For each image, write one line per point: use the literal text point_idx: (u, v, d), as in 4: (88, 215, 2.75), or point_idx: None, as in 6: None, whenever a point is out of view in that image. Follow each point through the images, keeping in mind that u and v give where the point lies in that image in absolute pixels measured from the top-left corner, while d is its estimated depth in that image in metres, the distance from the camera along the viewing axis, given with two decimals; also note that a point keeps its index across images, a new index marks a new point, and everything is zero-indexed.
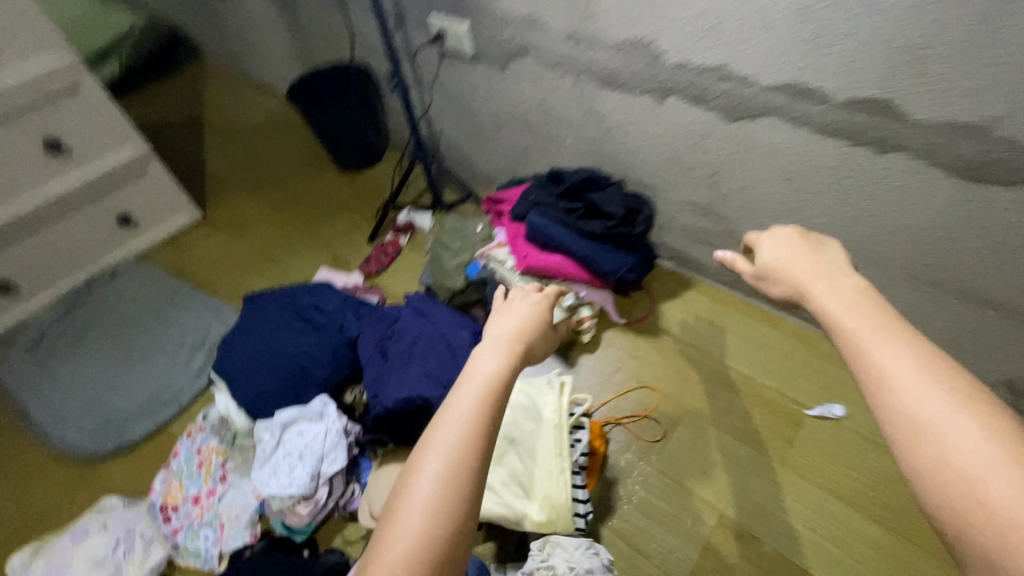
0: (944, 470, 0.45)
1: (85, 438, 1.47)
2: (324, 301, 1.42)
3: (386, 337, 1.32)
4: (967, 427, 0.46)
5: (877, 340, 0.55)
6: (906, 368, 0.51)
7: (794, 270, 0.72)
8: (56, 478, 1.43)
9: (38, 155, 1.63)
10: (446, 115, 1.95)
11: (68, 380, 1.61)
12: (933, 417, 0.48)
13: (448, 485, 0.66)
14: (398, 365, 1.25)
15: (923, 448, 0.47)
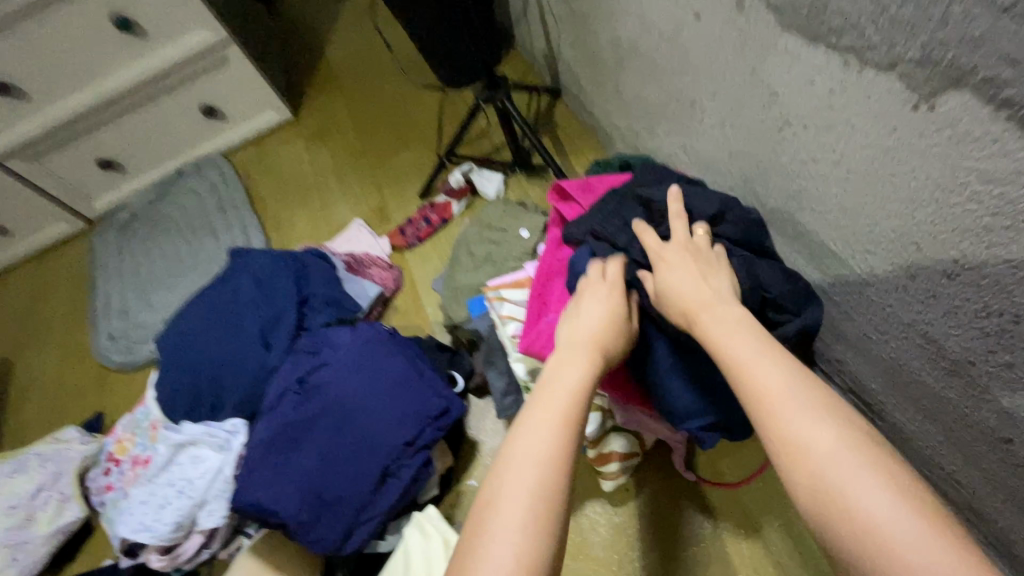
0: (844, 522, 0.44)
1: (109, 341, 1.50)
2: (273, 293, 1.08)
3: (298, 385, 0.91)
4: (862, 467, 0.45)
5: (762, 365, 0.54)
6: (810, 420, 0.49)
7: (690, 293, 0.64)
8: (84, 368, 1.50)
9: (118, 33, 1.53)
10: (562, 28, 1.25)
11: (129, 271, 1.66)
12: (825, 454, 0.47)
13: (541, 523, 0.50)
14: (284, 442, 0.85)
15: (804, 486, 0.47)
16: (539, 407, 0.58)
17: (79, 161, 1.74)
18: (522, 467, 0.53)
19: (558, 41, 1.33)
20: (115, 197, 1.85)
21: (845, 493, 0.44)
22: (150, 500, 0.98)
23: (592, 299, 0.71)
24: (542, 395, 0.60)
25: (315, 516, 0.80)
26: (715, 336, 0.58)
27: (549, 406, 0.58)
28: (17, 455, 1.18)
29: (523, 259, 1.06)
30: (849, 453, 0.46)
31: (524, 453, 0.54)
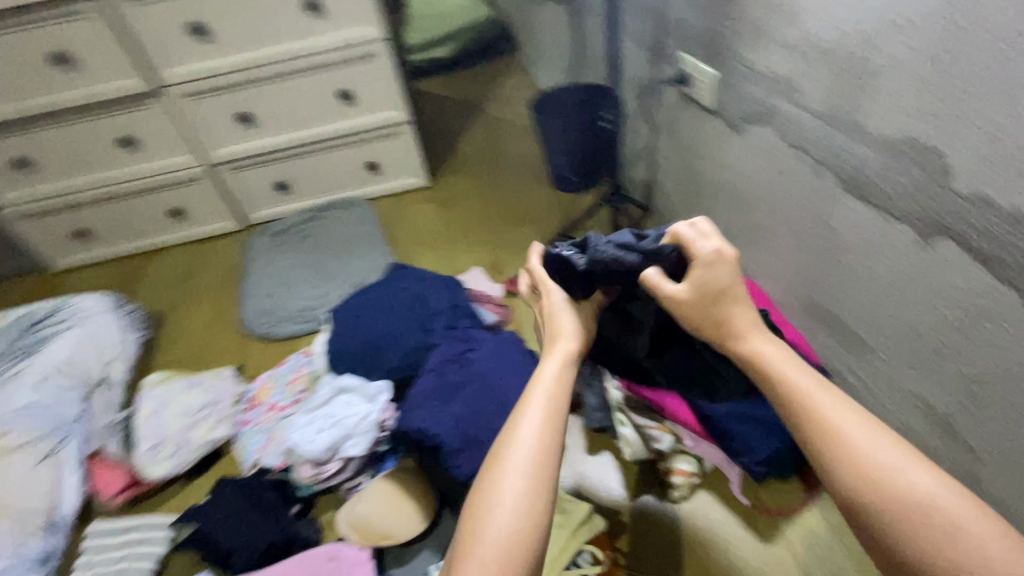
0: (876, 477, 0.62)
1: (255, 315, 1.84)
2: (433, 294, 1.43)
3: (441, 361, 1.23)
4: (926, 477, 0.61)
5: (818, 394, 0.69)
6: (843, 412, 0.67)
7: (739, 307, 0.80)
8: (227, 334, 1.83)
9: (334, 100, 2.05)
10: (668, 166, 1.72)
11: (277, 268, 2.05)
12: (896, 468, 0.62)
13: (529, 493, 0.69)
14: (432, 397, 1.15)
15: (882, 492, 0.61)
16: (525, 405, 0.77)
17: (261, 179, 2.21)
18: (517, 450, 0.71)
19: (660, 174, 1.79)
20: (274, 212, 2.30)
21: (871, 458, 0.63)
22: (310, 425, 1.25)
23: (564, 318, 0.91)
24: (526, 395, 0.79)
25: (451, 450, 1.08)
26: (773, 365, 0.74)
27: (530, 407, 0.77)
28: (186, 379, 1.46)
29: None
30: (923, 473, 0.61)
31: (511, 441, 0.73)
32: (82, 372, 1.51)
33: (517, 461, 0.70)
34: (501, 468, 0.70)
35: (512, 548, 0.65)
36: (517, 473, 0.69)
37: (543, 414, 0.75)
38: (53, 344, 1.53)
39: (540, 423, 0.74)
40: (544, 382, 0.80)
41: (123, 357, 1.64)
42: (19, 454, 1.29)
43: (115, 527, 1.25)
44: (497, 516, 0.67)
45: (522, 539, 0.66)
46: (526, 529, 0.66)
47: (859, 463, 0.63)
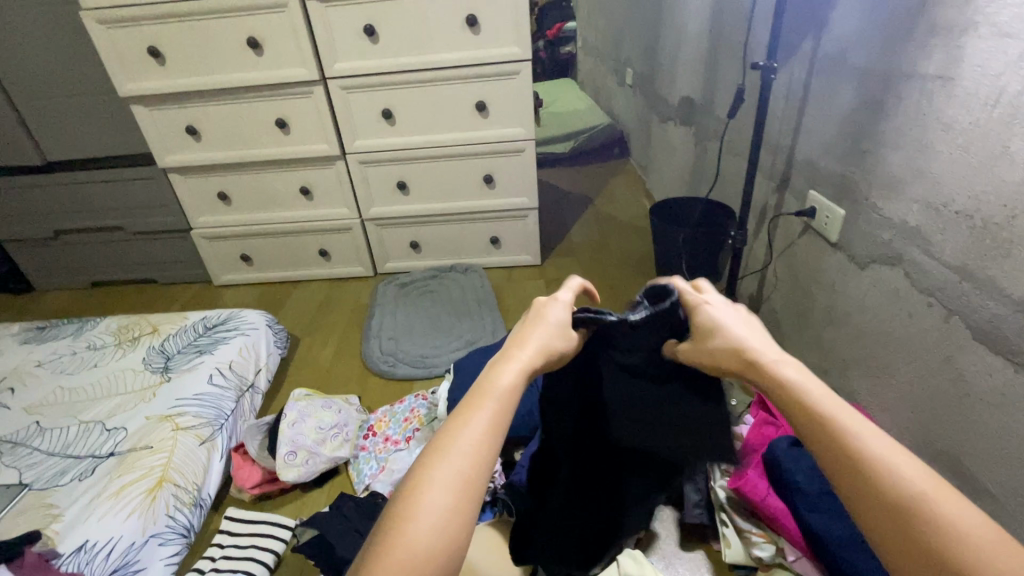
0: (907, 494, 0.59)
1: (378, 354, 2.07)
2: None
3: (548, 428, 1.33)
4: (958, 506, 0.58)
5: (838, 407, 0.66)
6: (872, 432, 0.64)
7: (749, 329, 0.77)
8: (351, 365, 2.06)
9: (478, 181, 2.37)
10: (779, 285, 1.82)
11: (400, 315, 2.30)
12: (925, 493, 0.59)
13: (461, 505, 0.65)
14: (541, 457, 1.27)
15: (917, 515, 0.58)
16: (472, 408, 0.72)
17: (399, 236, 2.54)
18: (450, 458, 0.67)
19: (771, 291, 1.88)
20: (402, 265, 2.61)
21: (899, 475, 0.60)
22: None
23: (547, 318, 0.87)
24: (473, 400, 0.73)
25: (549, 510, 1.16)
26: (788, 375, 0.70)
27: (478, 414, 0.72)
28: (324, 398, 1.66)
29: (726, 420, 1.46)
30: (950, 502, 0.58)
31: (446, 451, 0.68)
32: (240, 375, 1.76)
33: (451, 471, 0.66)
34: (428, 477, 0.66)
35: (425, 563, 0.61)
36: (446, 485, 0.65)
37: (489, 424, 0.71)
38: (224, 346, 1.80)
39: (478, 435, 0.70)
40: (498, 388, 0.74)
41: (267, 369, 1.90)
42: (187, 433, 1.50)
43: (248, 517, 1.42)
44: (414, 527, 0.63)
45: (431, 559, 0.62)
46: (438, 547, 0.62)
47: (890, 479, 0.60)
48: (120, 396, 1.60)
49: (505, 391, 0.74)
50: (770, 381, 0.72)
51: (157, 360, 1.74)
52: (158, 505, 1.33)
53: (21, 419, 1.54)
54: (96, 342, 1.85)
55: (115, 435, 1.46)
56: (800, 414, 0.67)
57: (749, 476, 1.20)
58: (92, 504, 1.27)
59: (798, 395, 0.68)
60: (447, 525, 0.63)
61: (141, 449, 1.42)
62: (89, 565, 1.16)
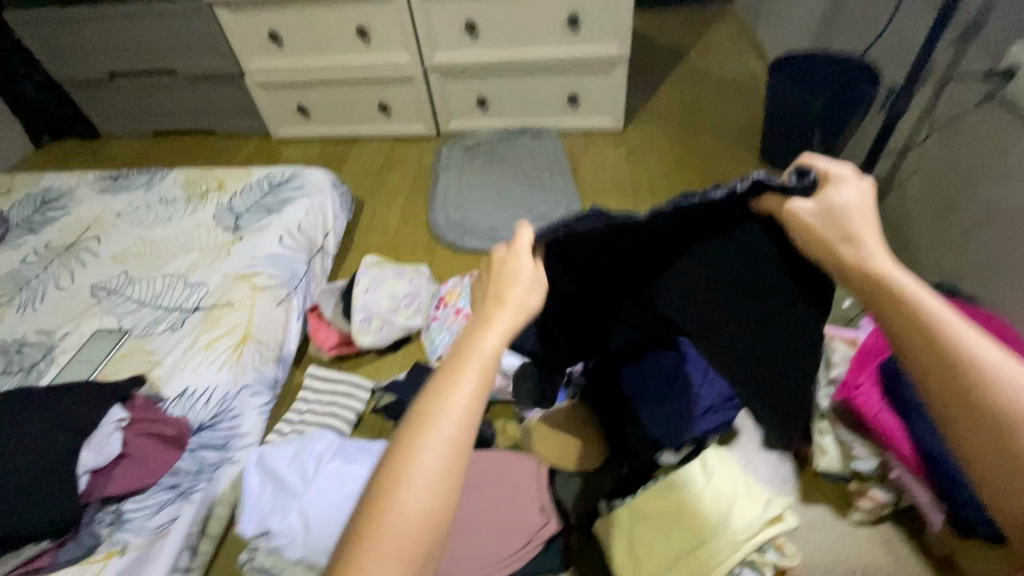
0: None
1: (445, 222, 1.96)
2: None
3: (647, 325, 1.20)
4: None
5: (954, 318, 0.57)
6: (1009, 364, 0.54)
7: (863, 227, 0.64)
8: (417, 233, 1.98)
9: (560, 24, 2.00)
10: (923, 168, 1.51)
11: (466, 180, 2.14)
12: None
13: (444, 495, 0.56)
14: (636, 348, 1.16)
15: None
16: (451, 379, 0.60)
17: (465, 91, 2.27)
18: (426, 454, 0.56)
19: (909, 175, 1.57)
20: (467, 126, 2.37)
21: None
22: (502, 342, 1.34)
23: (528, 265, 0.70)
24: (447, 377, 0.60)
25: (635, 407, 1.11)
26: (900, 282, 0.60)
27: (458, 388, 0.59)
28: (394, 266, 1.60)
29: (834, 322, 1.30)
30: None
31: (418, 447, 0.57)
32: (309, 237, 1.72)
33: (433, 457, 0.56)
34: (399, 479, 0.56)
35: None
36: (421, 488, 0.56)
37: (468, 407, 0.59)
38: (291, 206, 1.74)
39: (451, 425, 0.58)
40: (478, 354, 0.61)
41: (334, 232, 1.85)
42: (264, 293, 1.50)
43: (328, 374, 1.46)
44: (384, 541, 0.54)
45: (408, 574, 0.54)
46: (415, 560, 0.54)
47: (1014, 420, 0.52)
48: (197, 252, 1.61)
49: (487, 356, 0.61)
50: (882, 307, 0.61)
51: (227, 217, 1.71)
52: (245, 359, 1.37)
53: (110, 268, 1.59)
54: (167, 195, 1.83)
55: (198, 291, 1.48)
56: (914, 344, 0.58)
57: (863, 388, 1.07)
58: (186, 355, 1.32)
59: (919, 324, 0.58)
60: (431, 521, 0.55)
61: (223, 306, 1.44)
62: (192, 411, 1.24)
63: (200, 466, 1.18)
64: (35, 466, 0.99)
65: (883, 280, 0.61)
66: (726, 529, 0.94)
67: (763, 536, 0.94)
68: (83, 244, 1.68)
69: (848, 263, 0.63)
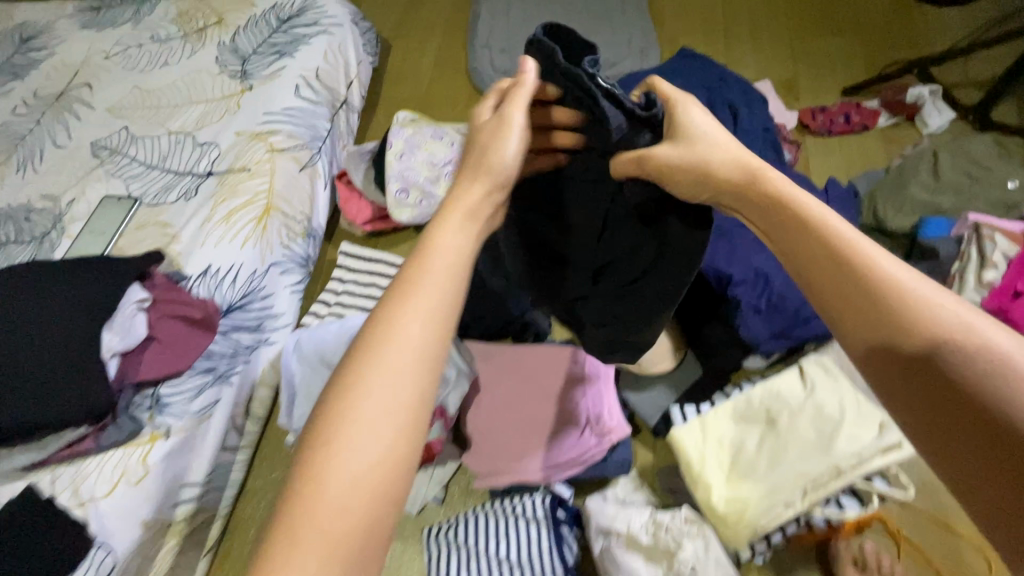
0: (951, 339, 0.46)
1: (490, 72, 1.62)
2: (747, 115, 1.16)
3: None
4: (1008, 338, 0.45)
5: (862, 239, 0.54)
6: (904, 271, 0.51)
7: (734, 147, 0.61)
8: (457, 84, 1.65)
9: None
10: None
11: (514, 15, 1.73)
12: (968, 335, 0.46)
13: (399, 428, 0.50)
14: (748, 241, 0.93)
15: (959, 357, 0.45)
16: (412, 289, 0.55)
17: None
18: (378, 376, 0.51)
19: None
20: None
21: (938, 315, 0.47)
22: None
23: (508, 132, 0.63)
24: (404, 295, 0.55)
25: (757, 316, 0.90)
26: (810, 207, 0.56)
27: (419, 300, 0.55)
28: (433, 125, 1.33)
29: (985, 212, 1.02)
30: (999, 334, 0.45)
31: (369, 371, 0.51)
32: (330, 87, 1.44)
33: (389, 378, 0.51)
34: (351, 406, 0.50)
35: (349, 520, 0.47)
36: (372, 415, 0.50)
37: (424, 324, 0.54)
38: (306, 47, 1.43)
39: (402, 349, 0.52)
40: (444, 258, 0.57)
41: (359, 83, 1.56)
42: (284, 156, 1.29)
43: (363, 253, 1.31)
44: (332, 475, 0.48)
45: (359, 511, 0.48)
46: (365, 503, 0.48)
47: (911, 317, 0.48)
48: (202, 105, 1.37)
49: (451, 263, 0.58)
50: (764, 214, 0.59)
51: (232, 60, 1.43)
52: (270, 234, 1.22)
53: (109, 123, 1.38)
54: (159, 31, 1.53)
55: (208, 151, 1.27)
56: (813, 248, 0.54)
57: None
58: (204, 228, 1.16)
59: (812, 228, 0.54)
60: (386, 451, 0.49)
61: (239, 171, 1.24)
62: (218, 290, 1.11)
63: (234, 350, 1.11)
64: (53, 348, 0.89)
65: (768, 187, 0.58)
66: (832, 453, 0.82)
67: (874, 464, 0.81)
68: (74, 93, 1.45)
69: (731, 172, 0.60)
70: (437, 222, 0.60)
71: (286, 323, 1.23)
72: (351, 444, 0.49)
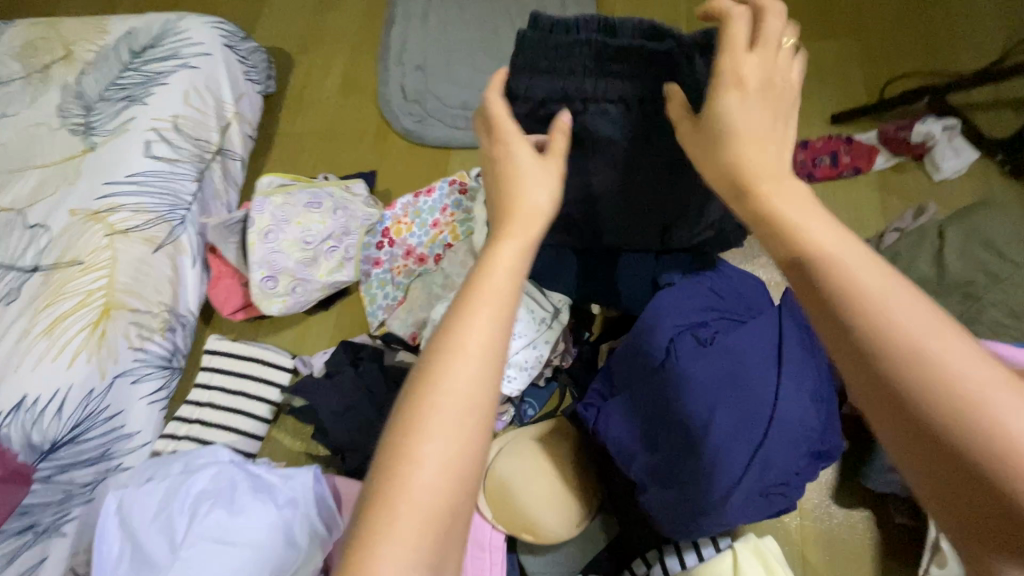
0: (912, 355, 0.36)
1: (400, 98, 1.35)
2: None
3: (672, 341, 0.71)
4: (991, 368, 0.34)
5: (842, 244, 0.41)
6: (899, 297, 0.38)
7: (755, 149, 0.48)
8: (365, 112, 1.38)
9: None
10: None
11: (433, 21, 1.42)
12: (950, 359, 0.35)
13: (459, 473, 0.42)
14: (656, 401, 0.70)
15: (930, 385, 0.35)
16: (470, 307, 0.46)
17: None
18: (441, 413, 0.42)
19: None
20: None
21: (930, 344, 0.36)
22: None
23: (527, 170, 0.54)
24: (469, 292, 0.47)
25: (685, 506, 0.68)
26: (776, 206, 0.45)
27: (473, 323, 0.45)
28: (309, 188, 1.10)
29: (998, 329, 0.75)
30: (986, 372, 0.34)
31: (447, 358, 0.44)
32: (196, 137, 1.19)
33: (441, 423, 0.42)
34: (438, 388, 0.43)
35: (427, 525, 0.40)
36: (444, 430, 0.42)
37: (487, 343, 0.45)
38: (162, 90, 1.18)
39: (480, 328, 0.45)
40: (495, 276, 0.48)
41: (240, 122, 1.30)
42: (130, 238, 1.07)
43: (233, 350, 1.10)
44: (401, 509, 0.40)
45: (442, 518, 0.41)
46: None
47: (909, 364, 0.35)
48: (39, 170, 1.13)
49: (501, 278, 0.48)
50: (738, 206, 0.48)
51: (76, 110, 1.18)
52: (113, 340, 1.01)
53: None
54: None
55: (37, 237, 1.05)
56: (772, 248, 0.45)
57: None
58: (23, 345, 0.96)
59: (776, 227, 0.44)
60: (439, 513, 0.40)
61: (69, 266, 1.02)
62: (37, 427, 0.92)
63: (67, 492, 0.94)
64: None
65: (753, 204, 0.47)
66: None
67: None
68: None
69: (720, 183, 0.50)
70: (492, 235, 0.52)
71: (144, 440, 1.04)
72: (397, 506, 0.40)
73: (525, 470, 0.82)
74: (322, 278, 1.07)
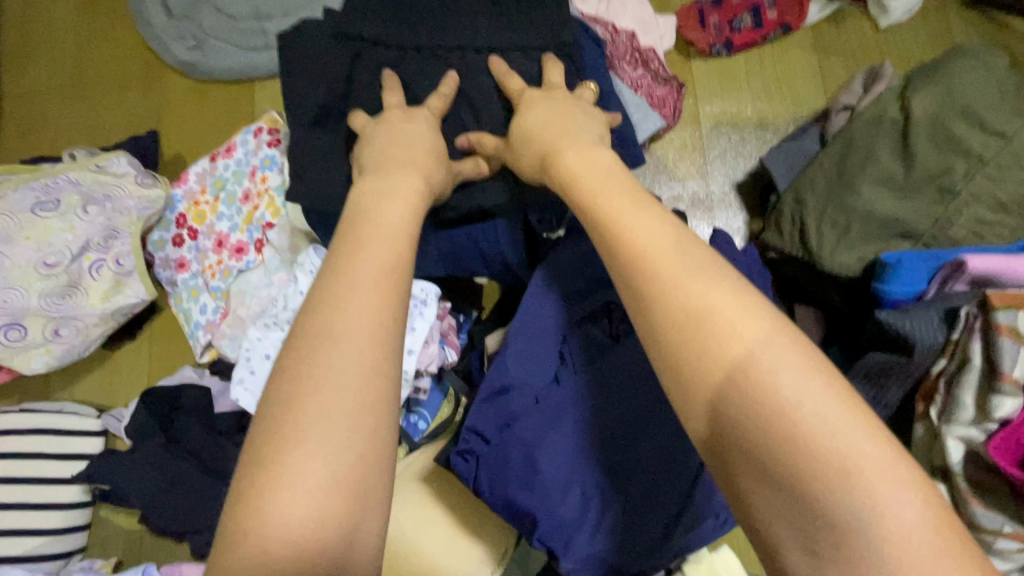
0: (735, 380, 0.31)
1: (160, 10, 0.91)
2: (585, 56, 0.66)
3: (562, 339, 0.53)
4: (804, 385, 0.30)
5: (650, 218, 0.39)
6: (718, 288, 0.34)
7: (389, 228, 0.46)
8: (117, 41, 0.95)
9: None
10: None
11: None
12: (770, 382, 0.31)
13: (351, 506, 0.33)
14: (526, 418, 0.50)
15: (746, 411, 0.31)
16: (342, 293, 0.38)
17: None
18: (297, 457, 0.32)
19: None
20: None
21: (741, 347, 0.32)
22: (248, 364, 0.63)
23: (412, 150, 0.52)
24: (351, 247, 0.41)
25: (565, 546, 0.48)
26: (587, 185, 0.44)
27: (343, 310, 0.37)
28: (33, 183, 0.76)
29: (979, 230, 0.57)
30: (801, 364, 0.31)
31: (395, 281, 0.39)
32: None
33: (306, 456, 0.32)
34: (320, 357, 0.35)
35: (319, 517, 0.32)
36: (322, 450, 0.33)
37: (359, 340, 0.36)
38: None
39: (373, 284, 0.38)
40: (390, 240, 0.42)
41: None
42: None
43: None
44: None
45: (336, 514, 0.32)
46: None
47: (752, 406, 0.30)
48: None
49: (378, 260, 0.40)
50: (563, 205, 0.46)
51: None
52: None
53: None
54: None
55: None
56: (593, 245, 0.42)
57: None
58: None
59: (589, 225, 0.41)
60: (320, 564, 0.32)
61: None
62: None
63: None
64: None
65: (568, 183, 0.47)
66: None
67: None
68: None
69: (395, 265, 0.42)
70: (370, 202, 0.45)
71: None
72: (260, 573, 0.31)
73: (420, 522, 0.61)
74: (95, 308, 0.76)
